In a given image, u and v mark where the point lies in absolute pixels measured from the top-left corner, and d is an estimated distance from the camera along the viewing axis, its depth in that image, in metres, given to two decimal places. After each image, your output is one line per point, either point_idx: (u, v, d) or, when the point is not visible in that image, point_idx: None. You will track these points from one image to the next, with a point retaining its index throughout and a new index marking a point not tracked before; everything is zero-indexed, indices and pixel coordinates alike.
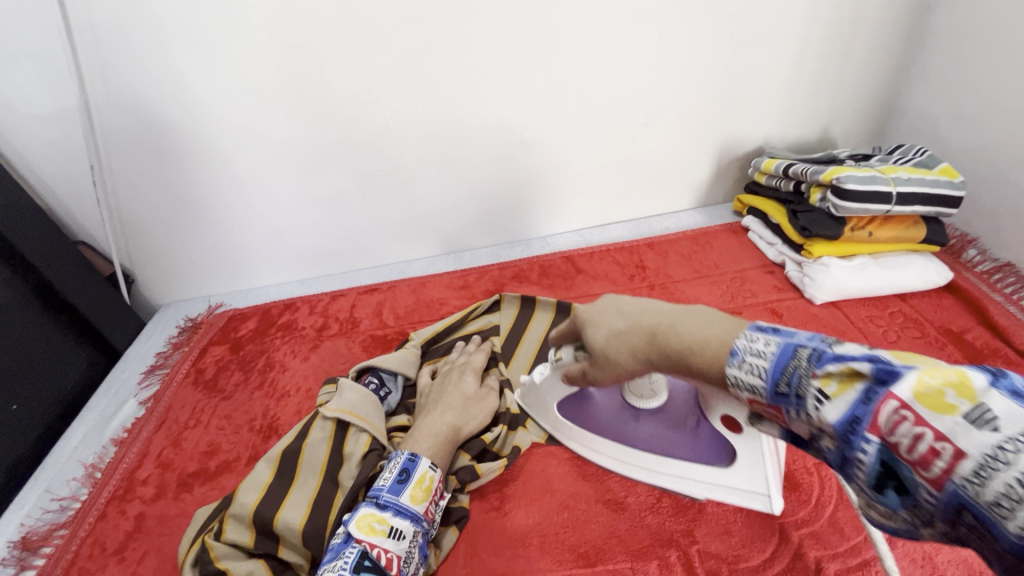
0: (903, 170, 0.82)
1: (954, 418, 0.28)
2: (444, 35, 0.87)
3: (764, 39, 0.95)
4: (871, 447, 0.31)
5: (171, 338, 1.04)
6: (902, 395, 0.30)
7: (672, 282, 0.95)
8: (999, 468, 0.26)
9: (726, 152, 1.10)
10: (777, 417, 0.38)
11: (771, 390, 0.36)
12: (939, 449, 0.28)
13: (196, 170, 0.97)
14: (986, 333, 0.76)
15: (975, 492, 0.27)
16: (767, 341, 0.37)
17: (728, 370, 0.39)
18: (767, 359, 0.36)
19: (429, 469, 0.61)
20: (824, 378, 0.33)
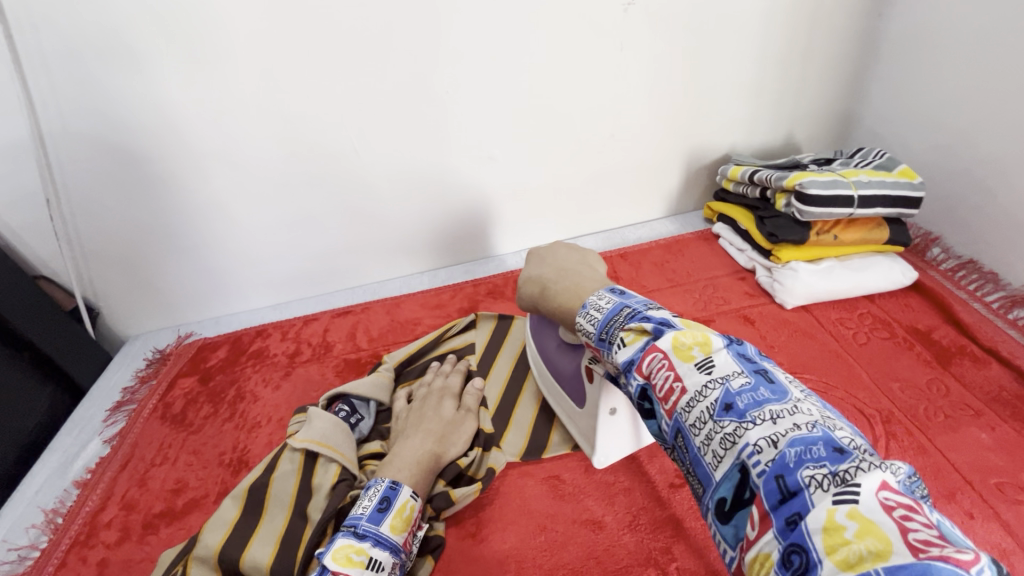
0: (864, 173, 0.83)
1: (689, 364, 0.44)
2: (407, 55, 0.88)
3: (724, 49, 0.97)
4: (636, 383, 0.47)
5: (138, 371, 1.01)
6: (665, 347, 0.45)
7: (645, 292, 0.95)
8: (703, 400, 0.42)
9: (694, 160, 1.11)
10: (598, 355, 0.54)
11: (599, 337, 0.52)
12: (675, 388, 0.44)
13: (159, 198, 0.94)
14: (952, 330, 0.77)
15: (686, 417, 0.43)
16: (609, 300, 0.54)
17: (580, 317, 0.56)
18: (602, 312, 0.53)
19: (409, 497, 0.60)
20: (628, 331, 0.49)
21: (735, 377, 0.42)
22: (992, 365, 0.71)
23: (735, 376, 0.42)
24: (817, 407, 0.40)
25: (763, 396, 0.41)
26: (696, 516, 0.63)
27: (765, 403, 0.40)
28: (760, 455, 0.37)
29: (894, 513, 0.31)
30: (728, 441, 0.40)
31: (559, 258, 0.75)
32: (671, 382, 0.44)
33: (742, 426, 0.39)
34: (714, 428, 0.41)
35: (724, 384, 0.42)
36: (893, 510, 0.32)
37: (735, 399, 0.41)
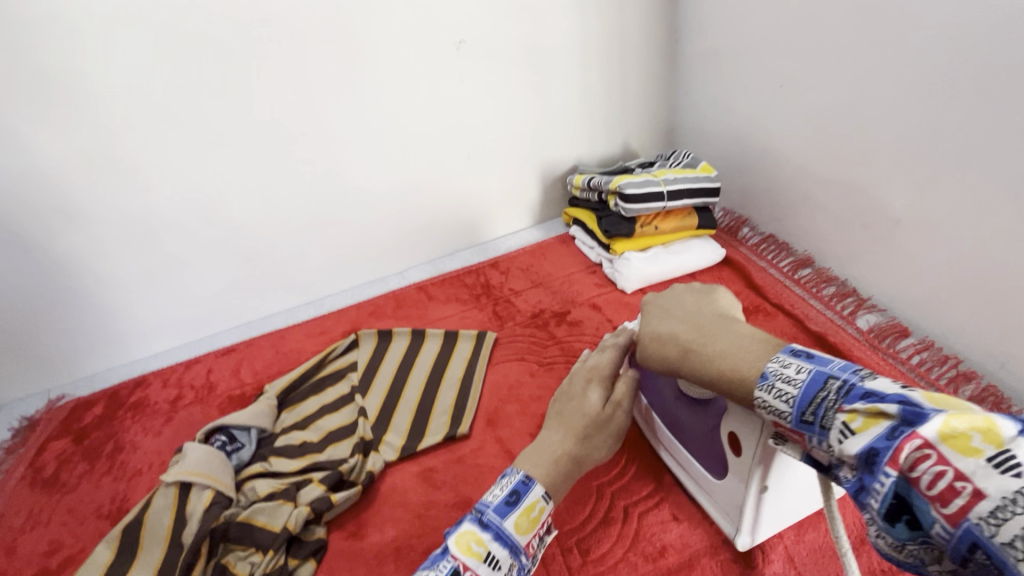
0: (672, 172, 0.99)
1: (976, 458, 0.33)
2: (257, 98, 0.94)
3: (553, 75, 1.11)
4: (887, 480, 0.37)
5: (3, 442, 0.96)
6: (926, 434, 0.35)
7: (512, 295, 1.05)
8: (1014, 513, 0.31)
9: (548, 174, 1.24)
10: (803, 442, 0.46)
11: (796, 417, 0.44)
12: (958, 488, 0.33)
13: (9, 259, 0.92)
14: (753, 293, 0.93)
15: (981, 528, 0.32)
16: (799, 370, 0.45)
17: (759, 391, 0.48)
18: (797, 386, 0.45)
19: (539, 497, 0.54)
20: (851, 415, 0.40)
21: None
22: (777, 317, 0.88)
23: None
24: None
25: None
26: None
27: None
28: None
29: None
30: None
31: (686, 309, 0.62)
32: (940, 479, 0.34)
33: None
34: None
35: None
36: None
37: None
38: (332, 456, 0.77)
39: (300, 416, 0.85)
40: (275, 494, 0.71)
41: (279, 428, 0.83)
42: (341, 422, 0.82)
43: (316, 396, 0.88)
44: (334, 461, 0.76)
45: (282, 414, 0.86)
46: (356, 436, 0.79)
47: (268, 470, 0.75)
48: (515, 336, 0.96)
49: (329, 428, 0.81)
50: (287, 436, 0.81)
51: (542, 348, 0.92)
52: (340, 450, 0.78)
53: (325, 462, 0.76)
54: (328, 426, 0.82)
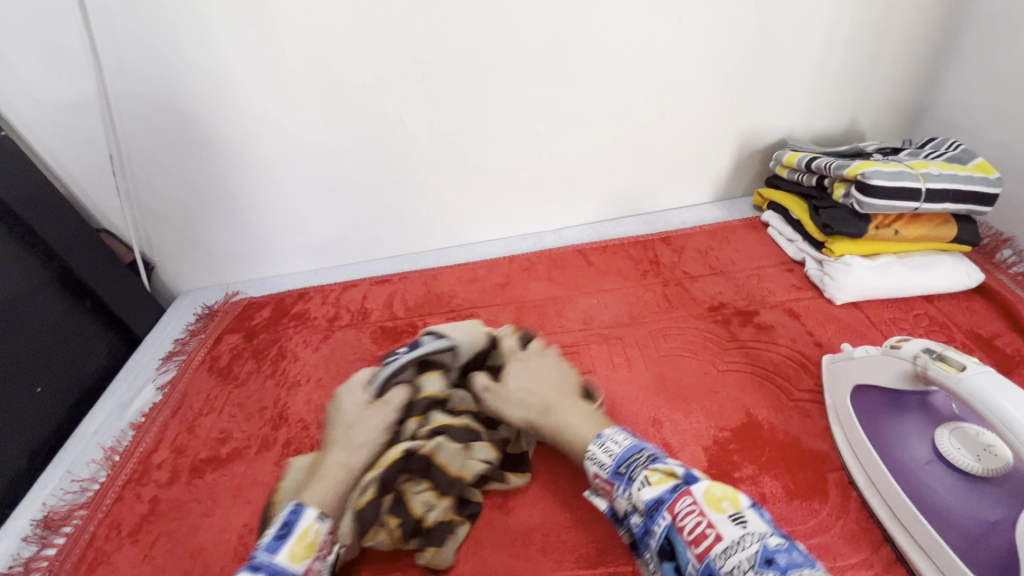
0: (934, 164, 0.78)
1: (722, 514, 0.45)
2: (460, 28, 0.87)
3: (791, 26, 0.92)
4: (662, 524, 0.47)
5: (188, 325, 1.06)
6: (695, 494, 0.47)
7: (687, 279, 0.92)
8: (741, 549, 0.42)
9: (747, 144, 1.06)
10: (610, 496, 0.54)
11: (613, 469, 0.54)
12: (708, 533, 0.44)
13: (211, 160, 0.97)
14: (1018, 339, 0.73)
15: (719, 563, 0.42)
16: (625, 437, 0.56)
17: (592, 445, 0.57)
18: (620, 446, 0.55)
19: (314, 520, 0.54)
20: (652, 471, 0.51)
21: (771, 536, 0.42)
22: None
23: (770, 535, 0.42)
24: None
25: (797, 557, 0.40)
26: None
27: (804, 566, 0.40)
28: None
29: None
30: None
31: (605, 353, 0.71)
32: (700, 526, 0.44)
33: None
34: None
35: (761, 539, 0.42)
36: None
37: (776, 555, 0.41)
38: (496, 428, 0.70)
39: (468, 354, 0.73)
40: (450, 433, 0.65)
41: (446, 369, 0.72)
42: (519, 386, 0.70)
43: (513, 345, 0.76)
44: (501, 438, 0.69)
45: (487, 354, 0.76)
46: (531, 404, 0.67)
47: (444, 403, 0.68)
48: (687, 326, 0.83)
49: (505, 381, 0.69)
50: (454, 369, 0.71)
51: (721, 348, 0.79)
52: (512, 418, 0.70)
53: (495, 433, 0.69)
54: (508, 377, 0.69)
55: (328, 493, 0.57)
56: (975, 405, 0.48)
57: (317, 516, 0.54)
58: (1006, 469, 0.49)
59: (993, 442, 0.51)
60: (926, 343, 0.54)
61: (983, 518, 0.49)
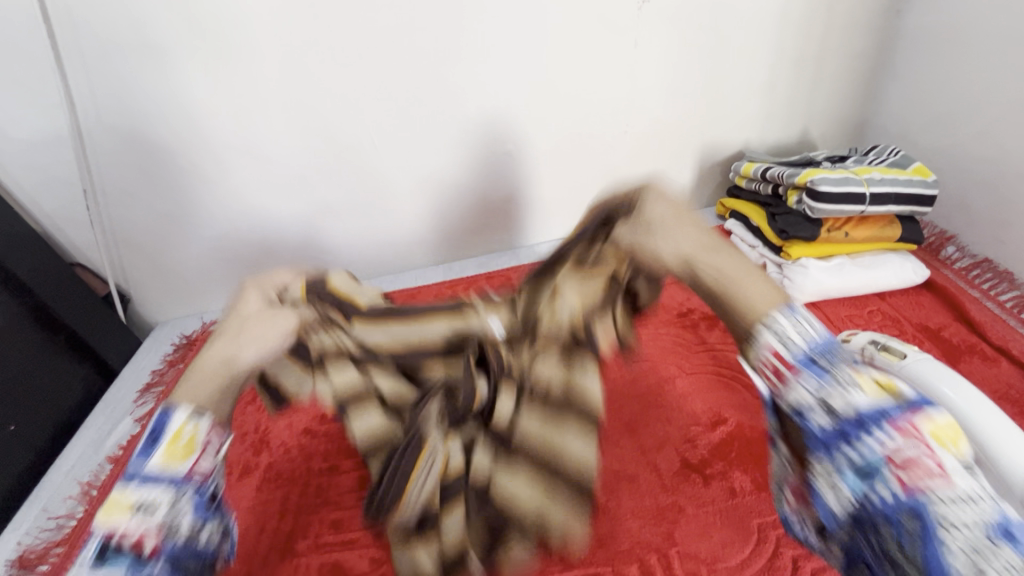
0: (877, 170, 0.83)
1: (955, 454, 0.40)
2: (427, 55, 0.91)
3: (740, 45, 0.99)
4: (872, 444, 0.42)
5: (166, 356, 1.06)
6: (922, 426, 0.41)
7: None
8: (973, 506, 0.38)
9: (708, 157, 1.12)
10: (779, 382, 0.47)
11: (805, 356, 0.46)
12: (927, 465, 0.40)
13: (186, 190, 0.99)
14: (963, 329, 0.78)
15: (939, 507, 0.38)
16: (811, 324, 0.49)
17: (777, 316, 0.48)
18: (811, 330, 0.48)
19: (188, 420, 0.49)
20: (866, 381, 0.45)
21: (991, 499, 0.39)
22: (1001, 364, 0.72)
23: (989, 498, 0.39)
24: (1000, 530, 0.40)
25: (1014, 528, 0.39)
26: (699, 503, 0.67)
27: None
28: None
29: None
30: (1001, 559, 0.37)
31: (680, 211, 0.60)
32: (918, 457, 0.40)
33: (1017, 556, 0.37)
34: (989, 546, 0.37)
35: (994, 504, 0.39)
36: None
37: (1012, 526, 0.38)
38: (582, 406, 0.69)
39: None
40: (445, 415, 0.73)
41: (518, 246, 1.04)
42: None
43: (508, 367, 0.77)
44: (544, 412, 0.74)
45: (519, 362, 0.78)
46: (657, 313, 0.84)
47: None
48: (657, 332, 0.88)
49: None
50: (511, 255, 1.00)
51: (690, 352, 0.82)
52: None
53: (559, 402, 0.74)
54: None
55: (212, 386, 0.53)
56: (917, 391, 0.51)
57: (192, 415, 0.50)
58: None
59: None
60: (872, 335, 0.58)
61: None
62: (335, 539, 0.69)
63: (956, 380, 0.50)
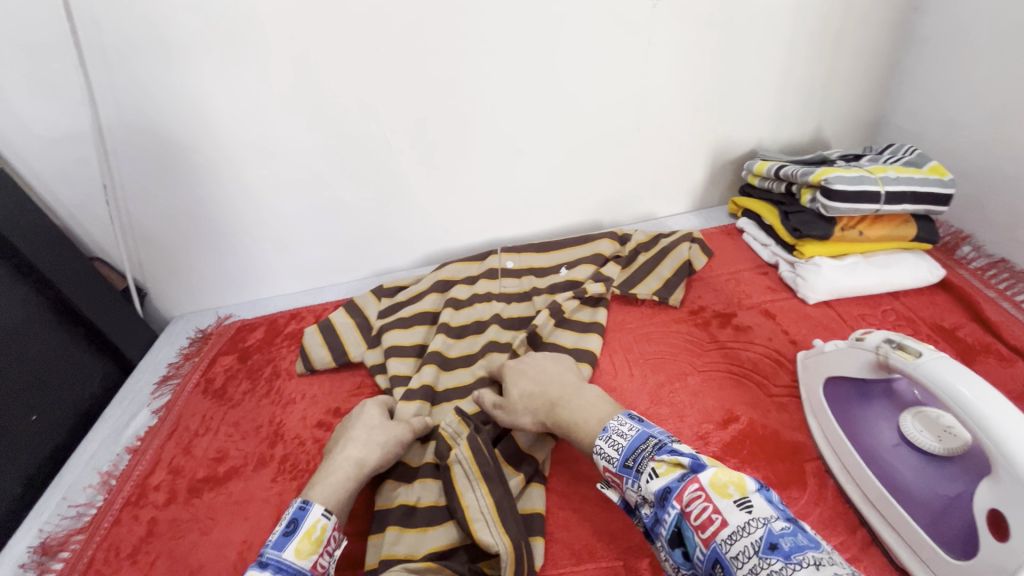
0: (892, 169, 0.83)
1: (728, 499, 0.47)
2: (440, 53, 0.91)
3: (754, 42, 0.98)
4: (672, 513, 0.50)
5: (182, 349, 1.08)
6: (701, 479, 0.49)
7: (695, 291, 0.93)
8: (745, 535, 0.44)
9: (719, 155, 1.12)
10: (620, 487, 0.58)
11: (621, 463, 0.57)
12: (714, 518, 0.47)
13: (203, 187, 1.00)
14: (979, 330, 0.77)
15: (727, 549, 0.45)
16: (631, 428, 0.60)
17: (600, 441, 0.61)
18: (626, 439, 0.59)
19: (320, 517, 0.60)
20: (659, 462, 0.54)
21: (774, 518, 0.45)
22: (1017, 364, 0.71)
23: (774, 518, 0.45)
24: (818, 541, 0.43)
25: (801, 540, 0.43)
26: None
27: (808, 549, 0.42)
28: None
29: None
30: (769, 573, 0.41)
31: (537, 372, 0.76)
32: (707, 511, 0.47)
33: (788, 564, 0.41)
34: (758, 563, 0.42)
35: (766, 524, 0.44)
36: None
37: (780, 539, 0.43)
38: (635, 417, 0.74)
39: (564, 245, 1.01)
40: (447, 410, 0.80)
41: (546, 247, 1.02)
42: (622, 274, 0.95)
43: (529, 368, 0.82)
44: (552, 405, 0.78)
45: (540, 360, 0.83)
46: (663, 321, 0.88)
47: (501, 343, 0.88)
48: (669, 330, 0.86)
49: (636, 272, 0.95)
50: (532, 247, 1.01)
51: (701, 349, 0.82)
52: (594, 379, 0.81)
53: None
54: (658, 281, 0.93)
55: (330, 494, 0.64)
56: (931, 389, 0.52)
57: (322, 513, 0.60)
58: (964, 447, 0.54)
59: (952, 424, 0.56)
60: (887, 334, 0.59)
61: (944, 494, 0.54)
62: (349, 530, 0.70)
63: (973, 379, 0.50)
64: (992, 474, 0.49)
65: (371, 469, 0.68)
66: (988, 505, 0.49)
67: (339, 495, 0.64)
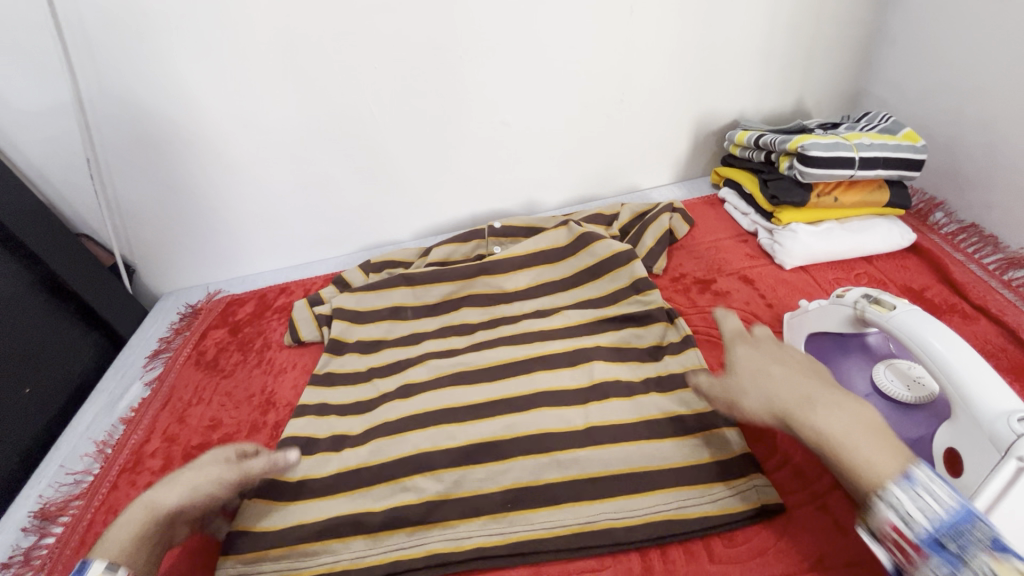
0: (867, 136, 0.84)
1: None
2: (424, 24, 0.91)
3: (738, 12, 0.99)
4: None
5: (173, 324, 1.09)
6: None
7: (682, 265, 0.94)
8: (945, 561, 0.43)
9: (703, 127, 1.14)
10: (903, 555, 0.45)
11: (931, 536, 0.43)
12: None
13: (188, 161, 1.00)
14: (947, 291, 0.80)
15: None
16: (947, 494, 0.45)
17: (890, 487, 0.46)
18: (943, 509, 0.44)
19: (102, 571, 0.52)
20: (991, 560, 0.41)
21: None
22: (981, 322, 0.74)
23: None
24: None
25: None
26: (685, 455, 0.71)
27: None
28: None
29: None
30: None
31: (773, 368, 0.58)
32: None
33: None
34: None
35: None
36: None
37: None
38: (637, 428, 0.72)
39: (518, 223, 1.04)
40: (415, 417, 0.77)
41: (535, 225, 1.04)
42: (576, 257, 0.96)
43: (513, 355, 0.84)
44: (569, 445, 0.71)
45: (528, 355, 0.84)
46: (640, 291, 0.89)
47: (491, 332, 0.90)
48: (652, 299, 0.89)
49: (578, 232, 0.97)
50: (519, 223, 1.04)
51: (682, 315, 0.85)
52: (579, 377, 0.79)
53: (560, 374, 0.80)
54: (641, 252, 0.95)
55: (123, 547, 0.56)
56: (904, 340, 0.55)
57: (103, 568, 0.53)
58: (931, 396, 0.56)
59: (922, 374, 0.58)
60: (865, 292, 0.61)
61: (907, 437, 0.56)
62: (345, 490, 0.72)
63: (943, 330, 0.53)
64: (951, 417, 0.52)
65: (163, 512, 0.59)
66: (946, 446, 0.52)
67: (129, 544, 0.56)
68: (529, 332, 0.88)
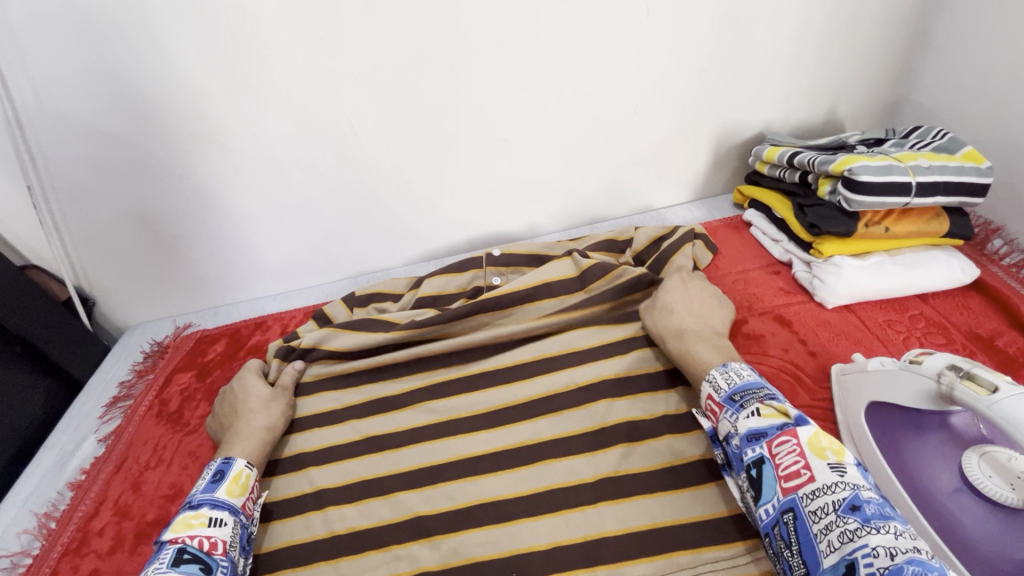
0: (923, 156, 0.74)
1: (824, 462, 0.50)
2: (413, 32, 0.80)
3: (768, 14, 0.87)
4: (760, 454, 0.53)
5: (135, 364, 0.97)
6: (803, 439, 0.52)
7: None
8: (829, 493, 0.47)
9: (724, 140, 1.03)
10: (715, 418, 0.61)
11: (727, 394, 0.60)
12: (802, 473, 0.50)
13: (146, 185, 0.89)
14: (1021, 337, 0.69)
15: (806, 502, 0.48)
16: (744, 372, 0.61)
17: (715, 371, 0.63)
18: (740, 378, 0.61)
19: (245, 467, 0.65)
20: (766, 406, 0.56)
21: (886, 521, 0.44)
22: None
23: (862, 487, 0.47)
24: (857, 497, 0.46)
25: (886, 511, 0.45)
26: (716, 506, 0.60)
27: (888, 518, 0.45)
28: (874, 556, 0.42)
29: (790, 479, 0.50)
30: (843, 536, 0.45)
31: (685, 305, 0.75)
32: (796, 465, 0.51)
33: (862, 527, 0.44)
34: (834, 521, 0.46)
35: (852, 487, 0.47)
36: (792, 477, 0.50)
37: (862, 503, 0.46)
38: (653, 477, 0.63)
39: (519, 252, 0.93)
40: (412, 473, 0.68)
41: (537, 252, 0.93)
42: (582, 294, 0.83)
43: (518, 391, 0.75)
44: (580, 501, 0.62)
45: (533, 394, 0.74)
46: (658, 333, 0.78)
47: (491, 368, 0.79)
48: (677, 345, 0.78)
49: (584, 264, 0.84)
50: (520, 250, 0.93)
51: None
52: (586, 419, 0.70)
53: (569, 416, 0.71)
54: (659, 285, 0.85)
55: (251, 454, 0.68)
56: (1010, 430, 0.44)
57: (245, 465, 0.66)
58: None
59: None
60: (955, 362, 0.52)
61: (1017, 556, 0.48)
62: None
63: None
64: None
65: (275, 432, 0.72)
66: None
67: (257, 450, 0.69)
68: (530, 367, 0.78)
